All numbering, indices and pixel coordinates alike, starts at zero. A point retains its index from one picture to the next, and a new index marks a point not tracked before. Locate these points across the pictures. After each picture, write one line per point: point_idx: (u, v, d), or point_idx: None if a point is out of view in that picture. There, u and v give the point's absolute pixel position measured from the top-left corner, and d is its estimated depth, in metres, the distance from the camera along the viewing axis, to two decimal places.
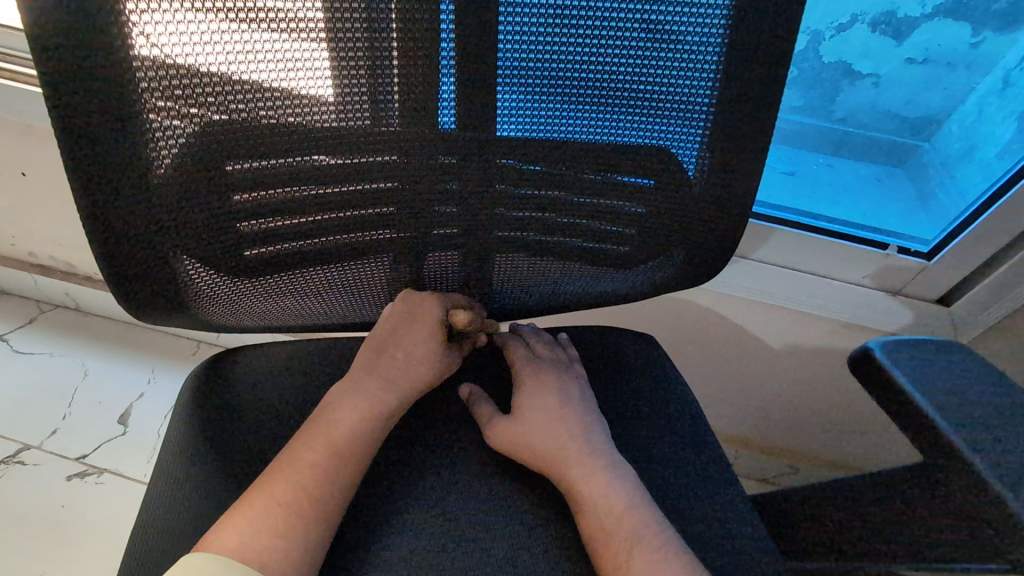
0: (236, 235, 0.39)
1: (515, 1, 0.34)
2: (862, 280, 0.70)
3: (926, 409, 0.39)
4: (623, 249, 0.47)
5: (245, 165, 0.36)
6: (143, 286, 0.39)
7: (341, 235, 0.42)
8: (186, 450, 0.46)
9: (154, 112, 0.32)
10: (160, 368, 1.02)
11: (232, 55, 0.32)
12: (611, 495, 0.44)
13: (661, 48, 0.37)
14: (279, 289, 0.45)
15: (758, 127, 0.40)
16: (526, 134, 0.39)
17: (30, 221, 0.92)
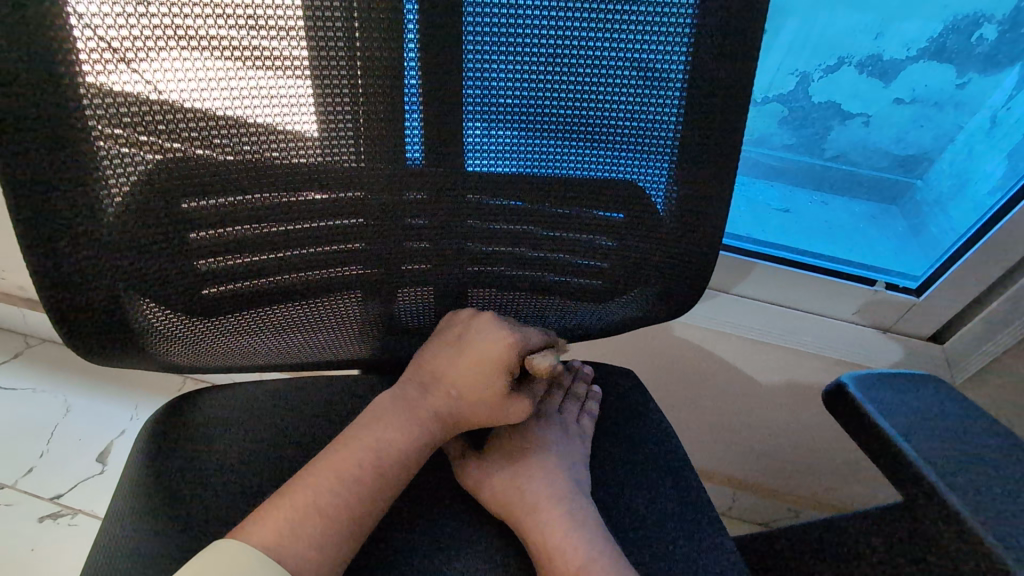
0: (196, 272, 0.38)
1: (483, 43, 0.35)
2: (851, 317, 0.69)
3: (903, 445, 0.36)
4: (598, 284, 0.46)
5: (201, 204, 0.36)
6: (102, 327, 0.38)
7: (312, 271, 0.42)
8: (144, 491, 0.44)
9: (103, 141, 0.32)
10: (144, 404, 1.00)
11: (211, 92, 0.33)
12: (569, 546, 0.42)
13: (623, 85, 0.37)
14: (245, 328, 0.44)
15: (722, 160, 0.39)
16: (494, 168, 0.39)
17: (21, 256, 0.92)
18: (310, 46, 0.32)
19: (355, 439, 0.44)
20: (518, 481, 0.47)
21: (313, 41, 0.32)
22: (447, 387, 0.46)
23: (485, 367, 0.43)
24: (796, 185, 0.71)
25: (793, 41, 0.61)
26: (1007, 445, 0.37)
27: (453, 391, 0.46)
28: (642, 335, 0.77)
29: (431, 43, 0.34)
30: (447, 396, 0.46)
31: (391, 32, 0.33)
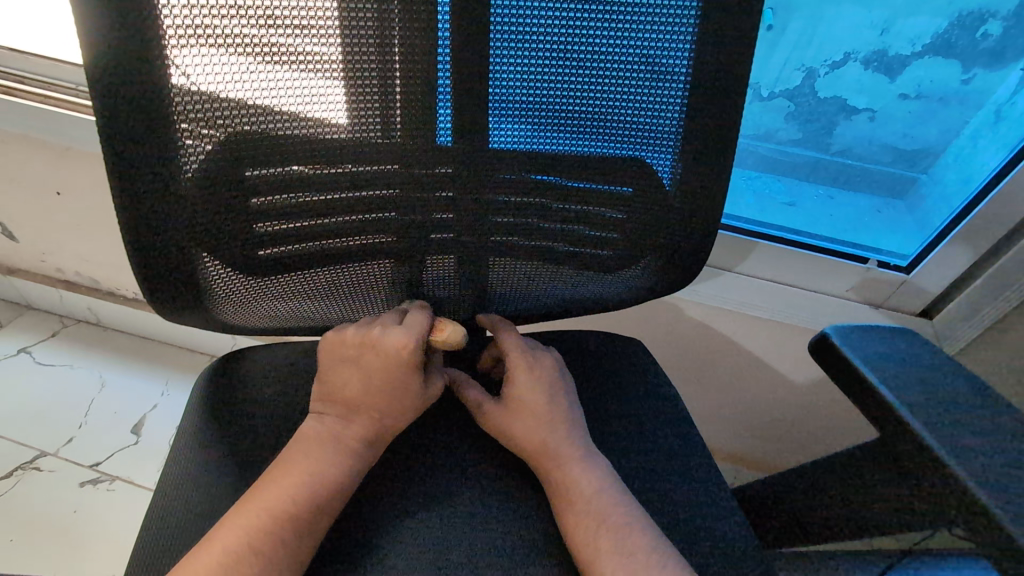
0: (255, 235, 0.43)
1: (512, 39, 0.39)
2: (847, 294, 0.73)
3: (878, 386, 0.41)
4: (606, 254, 0.50)
5: (265, 172, 0.40)
6: (170, 283, 0.43)
7: (352, 237, 0.46)
8: (198, 439, 0.49)
9: (186, 131, 0.37)
10: (174, 381, 1.06)
11: (262, 85, 0.37)
12: (582, 479, 0.46)
13: (632, 71, 0.41)
14: (290, 290, 0.49)
15: (721, 138, 0.43)
16: (517, 144, 0.44)
17: (61, 238, 0.98)
18: (358, 34, 0.37)
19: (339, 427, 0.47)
20: (540, 434, 0.48)
21: (362, 30, 0.37)
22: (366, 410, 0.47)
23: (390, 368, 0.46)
24: (800, 177, 0.76)
25: (799, 34, 0.64)
26: (976, 386, 0.41)
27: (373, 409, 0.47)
28: (649, 312, 0.81)
29: (463, 30, 0.38)
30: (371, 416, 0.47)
31: (429, 24, 0.38)
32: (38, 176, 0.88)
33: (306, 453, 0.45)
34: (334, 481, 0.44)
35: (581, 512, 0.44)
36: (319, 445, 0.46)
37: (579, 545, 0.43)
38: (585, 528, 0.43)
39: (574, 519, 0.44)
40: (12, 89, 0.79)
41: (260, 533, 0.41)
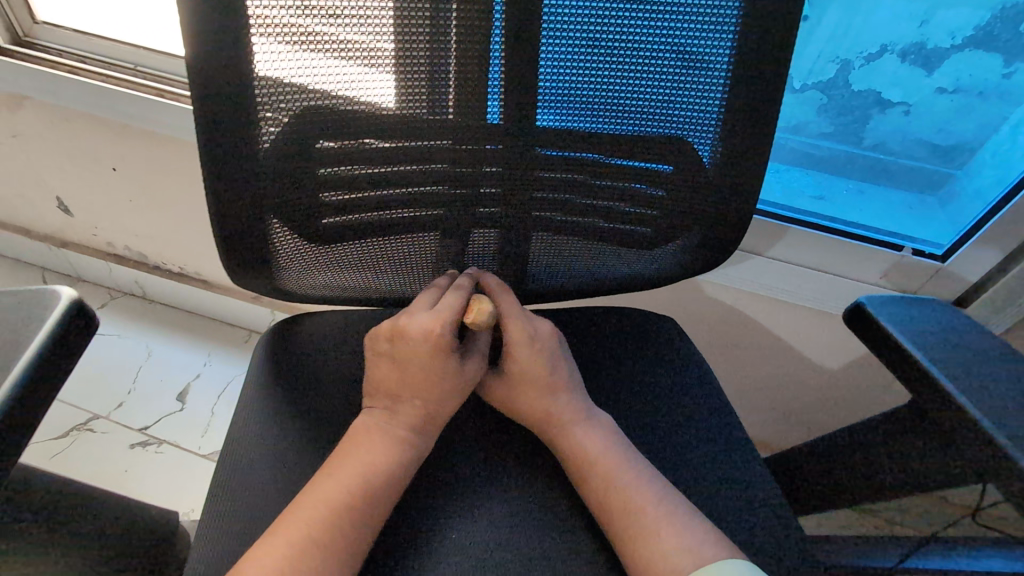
0: (320, 203, 0.46)
1: (564, 27, 0.42)
2: (879, 281, 0.74)
3: (913, 352, 0.42)
4: (644, 232, 0.52)
5: (333, 144, 0.43)
6: (241, 247, 0.46)
7: (407, 209, 0.49)
8: (255, 397, 0.52)
9: (265, 112, 0.40)
10: (216, 353, 1.11)
11: (327, 74, 0.40)
12: (586, 442, 0.49)
13: (676, 57, 0.43)
14: (344, 258, 0.52)
15: (763, 121, 0.45)
16: (564, 123, 0.46)
17: (114, 213, 1.03)
18: (419, 18, 0.39)
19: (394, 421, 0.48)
20: (542, 403, 0.50)
21: (421, 13, 0.39)
22: (412, 397, 0.49)
23: (428, 351, 0.48)
24: (828, 172, 0.75)
25: (835, 25, 0.64)
26: (1008, 355, 0.43)
27: (417, 396, 0.49)
28: (680, 295, 0.83)
29: (518, 10, 0.40)
30: (416, 404, 0.49)
31: (484, 10, 0.40)
32: (96, 152, 0.93)
33: (366, 444, 0.47)
34: (394, 470, 0.46)
35: (591, 475, 0.47)
36: (381, 426, 0.48)
37: (594, 499, 0.46)
38: (598, 488, 0.46)
39: (583, 478, 0.47)
40: (75, 70, 0.84)
41: (333, 522, 0.42)
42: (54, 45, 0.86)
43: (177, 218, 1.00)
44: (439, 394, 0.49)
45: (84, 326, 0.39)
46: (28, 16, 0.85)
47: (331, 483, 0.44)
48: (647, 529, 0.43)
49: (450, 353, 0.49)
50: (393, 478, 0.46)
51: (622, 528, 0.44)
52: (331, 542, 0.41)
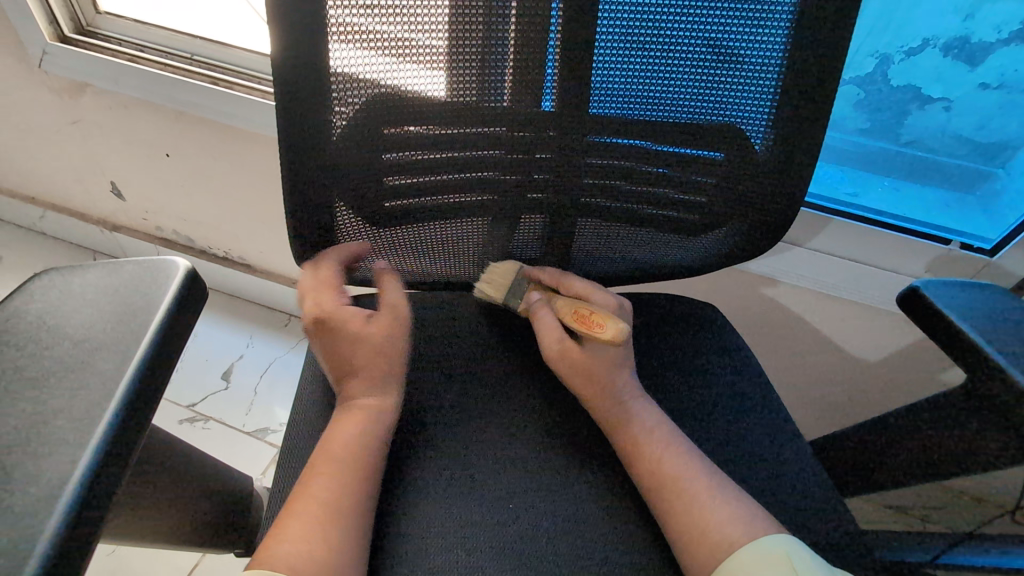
0: (383, 186, 0.48)
1: (616, 19, 0.43)
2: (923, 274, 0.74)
3: (973, 336, 0.42)
4: (692, 218, 0.53)
5: (399, 131, 0.45)
6: (309, 229, 0.49)
7: (465, 193, 0.51)
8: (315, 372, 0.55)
9: (336, 102, 0.42)
10: (257, 334, 1.16)
11: (386, 67, 0.41)
12: (642, 415, 0.51)
13: (731, 47, 0.43)
14: (400, 241, 0.54)
15: (817, 109, 0.45)
16: (615, 112, 0.47)
17: (165, 198, 1.07)
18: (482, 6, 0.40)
19: (354, 403, 0.50)
20: (607, 374, 0.52)
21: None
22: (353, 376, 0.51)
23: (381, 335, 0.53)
24: (866, 168, 0.75)
25: (878, 19, 0.63)
26: None
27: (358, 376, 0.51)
28: (718, 283, 0.84)
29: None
30: (355, 384, 0.51)
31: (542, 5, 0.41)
32: (152, 138, 0.97)
33: (338, 427, 0.48)
34: (368, 440, 0.48)
35: (643, 448, 0.48)
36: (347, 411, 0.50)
37: (643, 470, 0.47)
38: (647, 461, 0.48)
39: (638, 448, 0.48)
40: (134, 58, 0.88)
41: (327, 494, 0.44)
42: (114, 35, 0.90)
43: (224, 203, 1.04)
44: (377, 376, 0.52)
45: (198, 293, 0.41)
46: (91, 8, 0.90)
47: (316, 466, 0.46)
48: (697, 502, 0.45)
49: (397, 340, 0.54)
50: (368, 448, 0.48)
51: (670, 501, 0.45)
52: (331, 509, 0.43)
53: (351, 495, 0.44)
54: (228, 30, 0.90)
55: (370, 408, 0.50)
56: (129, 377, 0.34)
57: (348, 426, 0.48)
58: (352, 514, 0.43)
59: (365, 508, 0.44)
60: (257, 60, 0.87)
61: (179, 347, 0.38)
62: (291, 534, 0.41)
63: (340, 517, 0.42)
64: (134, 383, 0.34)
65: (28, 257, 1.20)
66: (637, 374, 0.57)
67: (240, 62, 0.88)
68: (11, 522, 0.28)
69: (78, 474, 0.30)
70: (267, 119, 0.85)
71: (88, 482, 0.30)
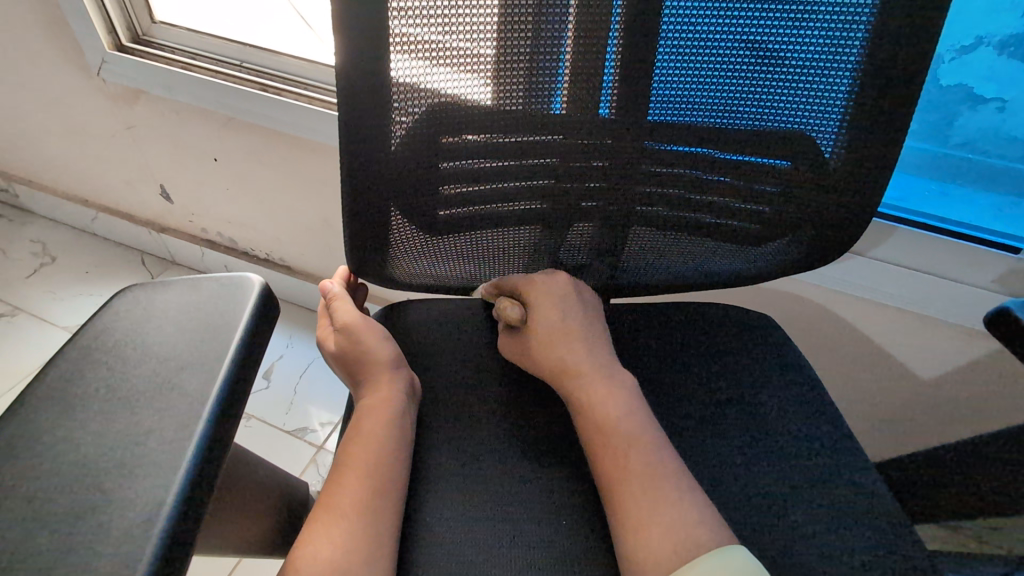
0: (438, 195, 0.48)
1: (678, 27, 0.42)
2: (990, 285, 0.70)
3: None
4: (752, 228, 0.51)
5: (458, 140, 0.45)
6: (366, 236, 0.49)
7: (521, 201, 0.50)
8: (364, 382, 0.56)
9: (398, 111, 0.42)
10: (296, 336, 1.19)
11: (426, 70, 0.41)
12: (613, 401, 0.50)
13: (802, 49, 0.42)
14: (454, 247, 0.53)
15: (893, 119, 0.43)
16: (675, 120, 0.46)
17: (211, 201, 1.10)
18: (543, 13, 0.40)
19: (377, 403, 0.52)
20: (555, 353, 0.53)
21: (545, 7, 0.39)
22: (363, 383, 0.56)
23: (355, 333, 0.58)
24: (913, 173, 0.71)
25: None
26: None
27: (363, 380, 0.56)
28: (766, 290, 0.82)
29: (640, 7, 0.40)
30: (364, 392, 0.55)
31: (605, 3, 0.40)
32: (200, 143, 1.00)
33: (369, 429, 0.50)
34: (396, 443, 0.50)
35: (609, 435, 0.48)
36: (375, 411, 0.52)
37: (607, 474, 0.46)
38: (606, 443, 0.47)
39: (606, 446, 0.47)
40: (187, 65, 0.91)
41: (363, 500, 0.46)
42: (168, 43, 0.93)
43: (267, 206, 1.06)
44: (373, 371, 0.55)
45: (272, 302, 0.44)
46: (147, 17, 0.93)
47: (349, 468, 0.48)
48: (657, 496, 0.44)
49: (371, 325, 0.59)
50: (398, 451, 0.50)
51: (623, 502, 0.44)
52: (366, 514, 0.45)
53: (386, 500, 0.46)
54: (275, 37, 0.92)
55: (380, 406, 0.52)
56: (216, 394, 0.36)
57: (375, 426, 0.51)
58: (387, 518, 0.45)
59: (397, 510, 0.46)
60: (303, 65, 0.89)
61: (244, 362, 0.39)
62: (332, 542, 0.43)
63: (357, 519, 0.44)
64: (218, 403, 0.36)
65: (81, 257, 1.24)
66: (690, 388, 0.56)
67: (287, 69, 0.90)
68: (115, 539, 0.29)
69: (174, 491, 0.32)
70: (313, 124, 0.86)
71: (184, 499, 0.32)
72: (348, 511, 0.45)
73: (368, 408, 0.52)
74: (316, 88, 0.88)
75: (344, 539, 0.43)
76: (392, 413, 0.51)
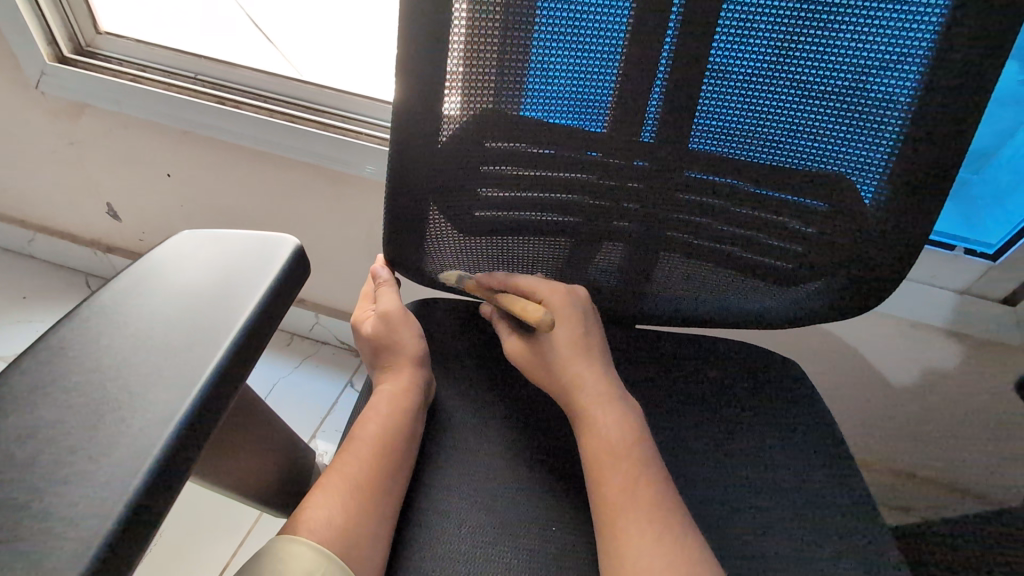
0: (475, 196, 0.48)
1: (722, 63, 0.41)
2: (931, 280, 0.79)
3: None
4: (783, 266, 0.51)
5: (500, 144, 0.45)
6: (404, 229, 0.50)
7: (554, 214, 0.50)
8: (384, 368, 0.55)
9: (447, 112, 0.42)
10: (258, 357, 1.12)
11: (481, 78, 0.41)
12: (621, 423, 0.47)
13: (849, 88, 0.41)
14: (486, 251, 0.53)
15: (942, 164, 0.42)
16: (716, 147, 0.45)
17: (162, 218, 1.00)
18: (595, 32, 0.40)
19: (393, 387, 0.52)
20: (574, 365, 0.50)
21: (596, 29, 0.40)
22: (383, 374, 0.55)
23: (391, 326, 0.56)
24: None
25: None
26: None
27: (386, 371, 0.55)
28: None
29: (687, 45, 0.40)
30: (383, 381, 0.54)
31: (656, 33, 0.40)
32: (152, 158, 0.91)
33: (380, 407, 0.51)
34: (408, 426, 0.50)
35: (619, 458, 0.46)
36: (390, 393, 0.52)
37: (604, 497, 0.44)
38: (610, 464, 0.45)
39: (607, 467, 0.45)
40: (137, 78, 0.82)
41: (367, 480, 0.45)
42: (116, 55, 0.84)
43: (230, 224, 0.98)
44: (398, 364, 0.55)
45: None
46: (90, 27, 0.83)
47: (356, 447, 0.48)
48: (660, 527, 0.42)
49: (410, 320, 0.58)
50: (410, 435, 0.49)
51: (616, 533, 0.42)
52: (367, 494, 0.44)
53: (389, 483, 0.46)
54: (238, 52, 0.86)
55: (401, 396, 0.51)
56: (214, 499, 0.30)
57: (384, 410, 0.50)
58: (387, 502, 0.45)
59: (396, 497, 0.45)
60: (275, 83, 0.82)
61: None
62: (330, 514, 0.43)
63: (358, 497, 0.44)
64: None
65: (14, 280, 1.11)
66: (721, 415, 0.55)
67: (250, 83, 0.83)
68: None
69: None
70: (286, 140, 0.80)
71: None
72: (351, 485, 0.45)
73: (381, 393, 0.52)
74: (286, 101, 0.82)
75: (345, 516, 0.43)
76: (407, 401, 0.51)
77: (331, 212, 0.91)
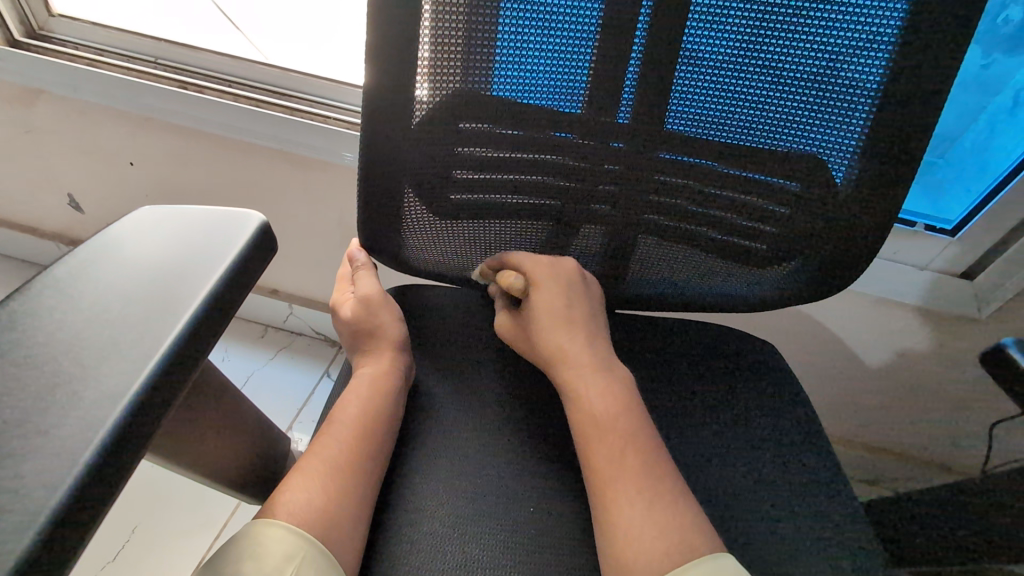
0: (451, 178, 0.48)
1: (694, 44, 0.41)
2: (893, 257, 0.80)
3: None
4: (758, 246, 0.52)
5: (476, 125, 0.44)
6: (379, 213, 0.49)
7: (531, 196, 0.50)
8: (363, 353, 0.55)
9: (420, 93, 0.41)
10: (232, 348, 1.10)
11: (454, 58, 0.40)
12: (606, 392, 0.48)
13: (820, 70, 0.42)
14: (464, 235, 0.53)
15: (909, 144, 0.43)
16: (691, 129, 0.45)
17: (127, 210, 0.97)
18: (568, 12, 0.40)
19: (373, 370, 0.52)
20: (559, 337, 0.51)
21: (568, 8, 0.39)
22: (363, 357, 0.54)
23: (371, 309, 0.56)
24: None
25: None
26: None
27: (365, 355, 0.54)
28: None
29: (660, 24, 0.40)
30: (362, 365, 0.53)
31: (629, 13, 0.40)
32: (114, 146, 0.88)
33: (360, 390, 0.50)
34: (388, 409, 0.49)
35: (607, 427, 0.46)
36: (370, 377, 0.51)
37: (593, 467, 0.45)
38: (596, 434, 0.46)
39: (596, 439, 0.46)
40: (94, 63, 0.79)
41: (346, 462, 0.45)
42: (71, 39, 0.80)
43: None
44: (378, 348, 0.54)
45: None
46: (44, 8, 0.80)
47: (336, 429, 0.47)
48: (650, 495, 0.42)
49: (389, 304, 0.57)
50: (389, 418, 0.49)
51: (606, 502, 0.43)
52: (345, 477, 0.44)
53: (368, 465, 0.45)
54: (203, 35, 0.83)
55: (380, 378, 0.51)
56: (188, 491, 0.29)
57: (364, 394, 0.50)
58: (365, 484, 0.44)
59: (375, 480, 0.45)
60: (241, 67, 0.80)
61: None
62: (307, 496, 0.42)
63: (336, 480, 0.43)
64: None
65: None
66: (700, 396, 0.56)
67: (216, 67, 0.80)
68: None
69: None
70: (253, 126, 0.78)
71: None
72: (329, 468, 0.44)
73: (361, 377, 0.52)
74: (254, 85, 0.80)
75: (324, 498, 0.42)
76: (386, 384, 0.50)
77: (304, 201, 0.89)
